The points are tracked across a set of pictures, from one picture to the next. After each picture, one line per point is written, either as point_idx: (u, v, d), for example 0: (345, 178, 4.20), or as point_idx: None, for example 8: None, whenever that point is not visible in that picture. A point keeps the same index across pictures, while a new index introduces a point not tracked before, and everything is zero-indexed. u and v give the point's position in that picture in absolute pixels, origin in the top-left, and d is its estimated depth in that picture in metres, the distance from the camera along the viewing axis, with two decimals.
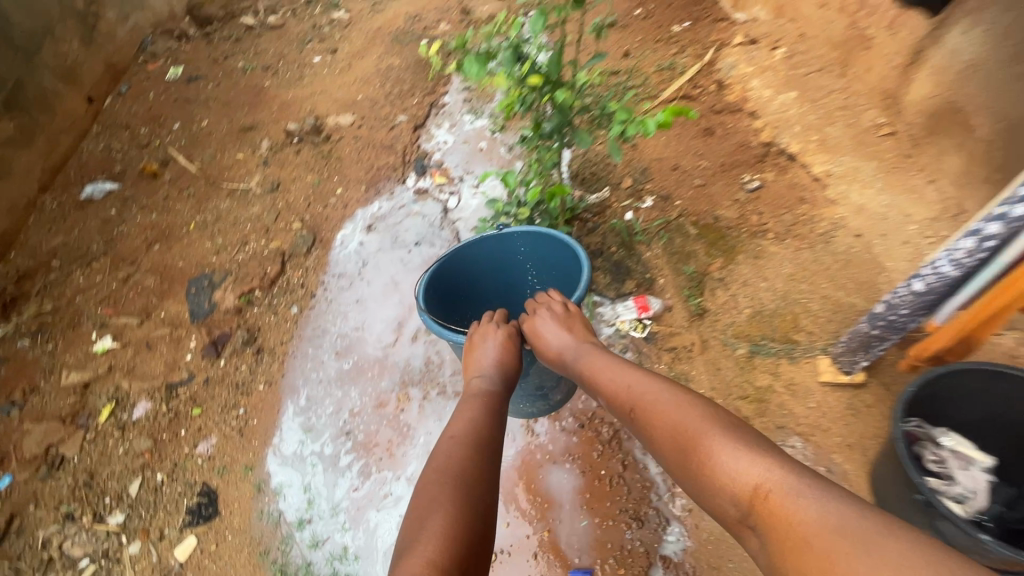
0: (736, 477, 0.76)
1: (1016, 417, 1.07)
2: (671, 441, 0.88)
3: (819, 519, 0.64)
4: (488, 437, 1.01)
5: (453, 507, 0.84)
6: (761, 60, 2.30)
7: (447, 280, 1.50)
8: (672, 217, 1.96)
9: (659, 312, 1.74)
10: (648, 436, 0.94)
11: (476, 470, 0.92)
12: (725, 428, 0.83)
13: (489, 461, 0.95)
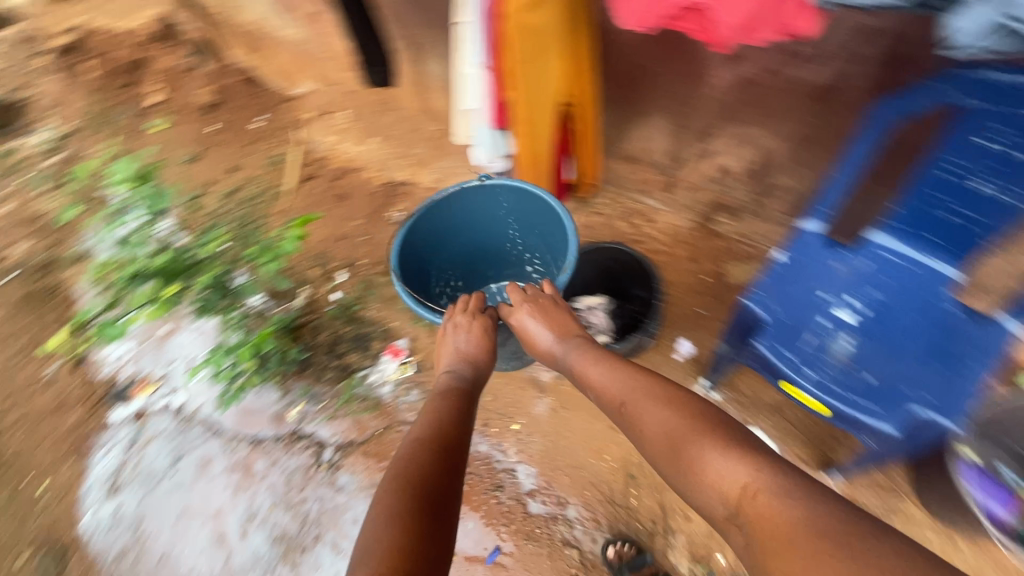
0: (723, 482, 0.85)
1: (594, 265, 1.78)
2: (666, 442, 0.98)
3: (803, 517, 0.73)
4: (446, 438, 1.12)
5: (407, 505, 0.92)
6: (337, 124, 2.76)
7: (422, 231, 1.64)
8: (365, 276, 2.41)
9: (410, 345, 2.23)
10: (643, 434, 1.05)
11: (431, 468, 1.01)
12: (711, 435, 0.93)
13: (446, 464, 1.04)
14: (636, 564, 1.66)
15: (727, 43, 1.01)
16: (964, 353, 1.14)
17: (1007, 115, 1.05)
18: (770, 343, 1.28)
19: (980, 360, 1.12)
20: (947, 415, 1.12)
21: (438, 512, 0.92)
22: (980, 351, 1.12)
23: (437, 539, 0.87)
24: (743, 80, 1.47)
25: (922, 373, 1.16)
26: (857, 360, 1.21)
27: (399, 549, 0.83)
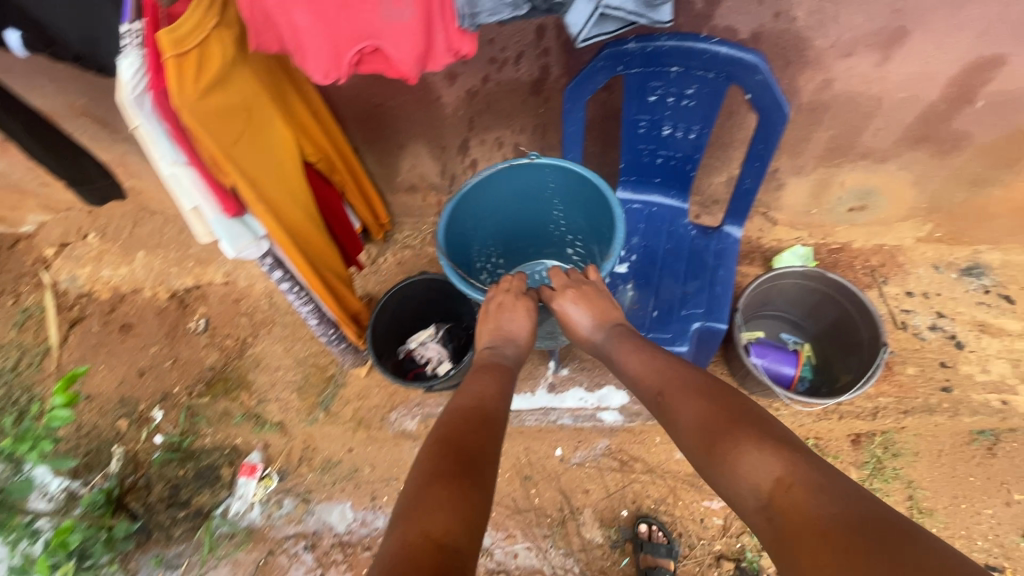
0: (755, 476, 0.85)
1: (414, 302, 1.74)
2: (712, 432, 0.95)
3: (840, 507, 0.74)
4: (480, 419, 1.11)
5: (444, 472, 0.94)
6: (92, 251, 2.39)
7: (467, 208, 1.47)
8: (184, 402, 2.14)
9: (265, 455, 2.00)
10: (683, 422, 1.02)
11: (471, 444, 1.02)
12: (746, 430, 0.92)
13: (485, 444, 1.04)
14: (658, 549, 1.68)
15: (415, 76, 1.06)
16: (710, 266, 1.37)
17: (661, 73, 1.15)
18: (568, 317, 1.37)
19: (723, 267, 1.35)
20: (716, 320, 1.31)
21: (472, 477, 0.94)
22: (720, 260, 1.36)
23: (476, 499, 0.90)
24: (469, 93, 1.56)
25: (688, 294, 1.34)
26: (641, 302, 1.36)
27: (435, 507, 0.86)
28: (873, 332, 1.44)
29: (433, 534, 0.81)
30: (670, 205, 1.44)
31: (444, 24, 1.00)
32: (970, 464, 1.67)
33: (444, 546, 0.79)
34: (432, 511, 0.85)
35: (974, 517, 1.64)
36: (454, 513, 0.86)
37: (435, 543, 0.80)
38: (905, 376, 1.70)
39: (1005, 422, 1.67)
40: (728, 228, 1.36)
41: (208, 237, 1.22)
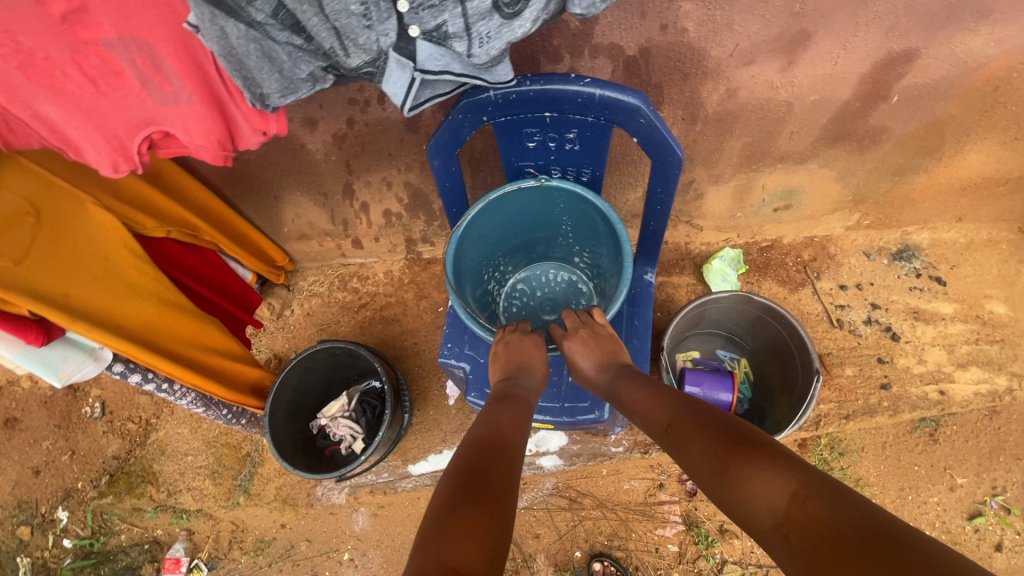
0: (773, 503, 0.69)
1: (317, 371, 1.58)
2: (716, 454, 0.79)
3: (863, 524, 0.61)
4: (504, 439, 0.91)
5: (459, 496, 0.77)
6: None
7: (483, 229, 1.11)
8: (89, 502, 1.91)
9: (189, 547, 1.82)
10: (687, 449, 0.85)
11: (492, 467, 0.84)
12: (758, 449, 0.76)
13: (509, 465, 0.85)
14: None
15: (225, 157, 0.87)
16: (626, 315, 1.23)
17: (537, 118, 0.98)
18: (476, 392, 1.22)
19: (638, 315, 1.21)
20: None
21: (493, 503, 0.76)
22: (635, 307, 1.22)
23: (499, 531, 0.72)
24: (337, 137, 1.34)
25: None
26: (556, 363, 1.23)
27: (456, 532, 0.70)
28: (802, 355, 1.37)
29: (456, 569, 0.65)
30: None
31: (238, 101, 0.80)
32: (913, 453, 1.66)
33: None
34: (452, 538, 0.69)
35: (920, 508, 1.63)
36: (476, 544, 0.69)
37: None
38: (844, 379, 1.67)
39: (945, 409, 1.66)
40: (640, 271, 1.24)
41: (22, 371, 1.01)
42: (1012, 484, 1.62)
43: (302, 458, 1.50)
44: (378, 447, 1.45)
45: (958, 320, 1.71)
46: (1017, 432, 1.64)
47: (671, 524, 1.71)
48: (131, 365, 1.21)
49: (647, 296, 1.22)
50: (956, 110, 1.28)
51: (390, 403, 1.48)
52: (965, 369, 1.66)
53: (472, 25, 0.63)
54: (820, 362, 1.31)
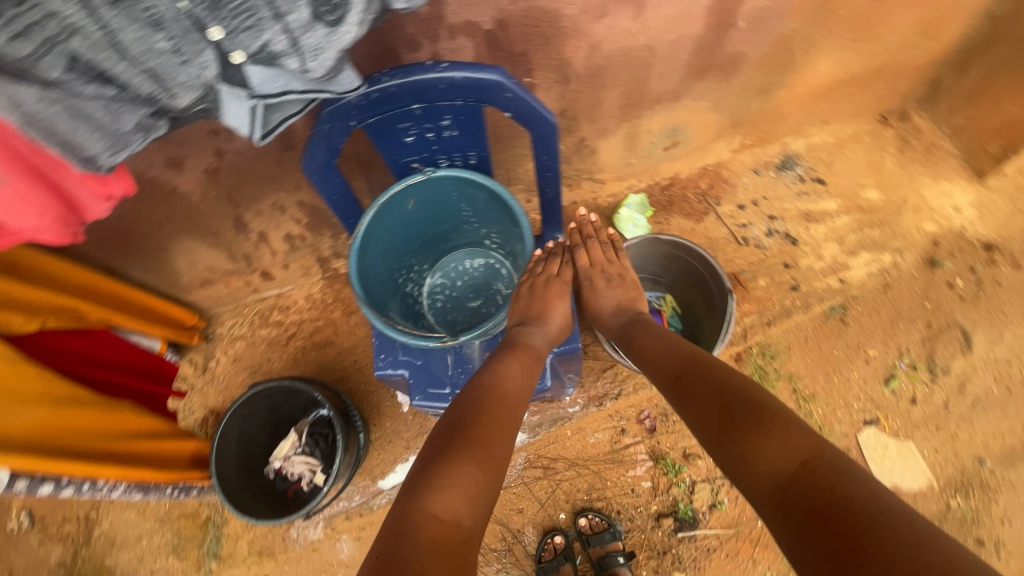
0: (770, 461, 0.76)
1: (256, 413, 1.51)
2: (729, 411, 0.87)
3: (860, 495, 0.66)
4: (511, 406, 1.05)
5: (451, 451, 0.92)
6: None
7: (383, 235, 1.08)
8: None
9: None
10: (702, 405, 0.94)
11: (491, 429, 0.99)
12: (766, 417, 0.82)
13: (503, 431, 1.00)
14: (604, 537, 1.72)
15: (72, 234, 0.81)
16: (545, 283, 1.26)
17: (405, 112, 0.95)
18: (421, 394, 1.20)
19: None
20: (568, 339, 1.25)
21: (484, 460, 0.92)
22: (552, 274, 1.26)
23: (485, 486, 0.89)
24: (210, 172, 1.25)
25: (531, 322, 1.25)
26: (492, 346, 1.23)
27: (447, 486, 0.86)
28: (714, 280, 1.47)
29: (443, 517, 0.82)
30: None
31: (64, 170, 0.73)
32: (831, 340, 1.83)
33: (451, 532, 0.80)
34: (443, 490, 0.85)
35: (845, 386, 1.82)
36: (465, 498, 0.85)
37: (441, 521, 0.81)
38: (760, 290, 1.81)
39: (848, 294, 1.84)
40: (550, 238, 1.27)
41: None
42: (913, 345, 1.83)
43: (264, 507, 1.45)
44: (338, 472, 1.42)
45: (843, 213, 1.88)
46: (909, 299, 1.85)
47: (640, 463, 1.80)
48: (38, 476, 1.10)
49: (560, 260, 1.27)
50: (798, 24, 1.37)
51: (339, 428, 1.43)
52: (856, 256, 1.84)
53: (298, 40, 0.61)
54: (730, 282, 1.42)
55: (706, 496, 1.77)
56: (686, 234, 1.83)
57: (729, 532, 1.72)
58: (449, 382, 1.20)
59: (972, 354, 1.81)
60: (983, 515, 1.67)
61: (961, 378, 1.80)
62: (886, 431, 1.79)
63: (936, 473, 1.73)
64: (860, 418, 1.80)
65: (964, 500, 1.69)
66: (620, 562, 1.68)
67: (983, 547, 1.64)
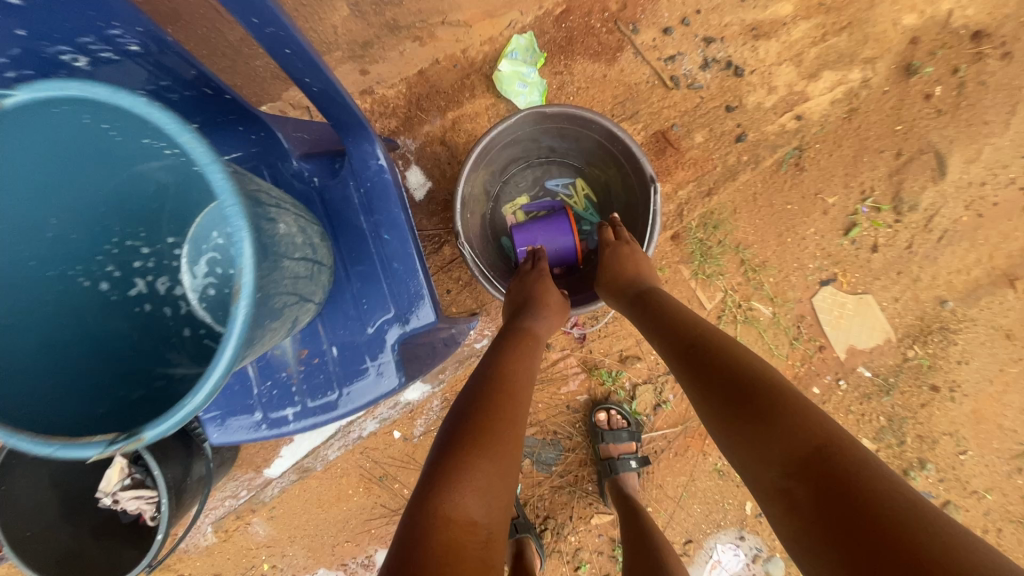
0: (794, 438, 0.68)
1: None
2: (739, 389, 0.78)
3: (886, 488, 0.60)
4: (511, 386, 0.96)
5: (454, 444, 0.84)
6: None
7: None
8: None
9: None
10: (705, 380, 0.83)
11: (493, 417, 0.89)
12: (777, 392, 0.74)
13: (505, 419, 0.90)
14: (620, 436, 1.50)
15: None
16: (370, 229, 0.79)
17: None
18: (219, 428, 0.81)
19: (385, 224, 0.78)
20: (419, 315, 0.79)
21: (496, 455, 0.84)
22: (377, 214, 0.78)
23: (500, 482, 0.83)
24: None
25: (359, 296, 0.79)
26: (309, 341, 0.81)
27: (458, 486, 0.79)
28: (633, 161, 1.11)
29: (454, 519, 0.75)
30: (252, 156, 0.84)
31: None
32: (783, 193, 1.49)
33: (468, 535, 0.75)
34: (453, 491, 0.78)
35: (799, 246, 1.53)
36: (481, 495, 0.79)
37: (456, 528, 0.75)
38: (696, 150, 1.41)
39: (804, 134, 1.45)
40: (360, 155, 0.76)
41: None
42: (877, 182, 1.51)
43: (109, 550, 1.16)
44: (172, 508, 1.07)
45: (800, 19, 1.39)
46: (877, 125, 1.47)
47: (573, 377, 1.55)
48: None
49: (387, 188, 0.78)
50: None
51: (153, 464, 1.03)
52: (817, 79, 1.41)
53: None
54: (651, 165, 1.07)
55: (649, 398, 1.56)
56: (596, 86, 1.36)
57: (677, 429, 1.57)
58: (256, 403, 0.81)
59: (944, 181, 1.50)
60: (941, 360, 1.53)
61: (930, 212, 1.52)
62: (843, 288, 1.56)
63: (894, 324, 1.55)
64: (815, 279, 1.55)
65: (922, 349, 1.53)
66: (631, 465, 1.52)
67: (937, 394, 1.53)
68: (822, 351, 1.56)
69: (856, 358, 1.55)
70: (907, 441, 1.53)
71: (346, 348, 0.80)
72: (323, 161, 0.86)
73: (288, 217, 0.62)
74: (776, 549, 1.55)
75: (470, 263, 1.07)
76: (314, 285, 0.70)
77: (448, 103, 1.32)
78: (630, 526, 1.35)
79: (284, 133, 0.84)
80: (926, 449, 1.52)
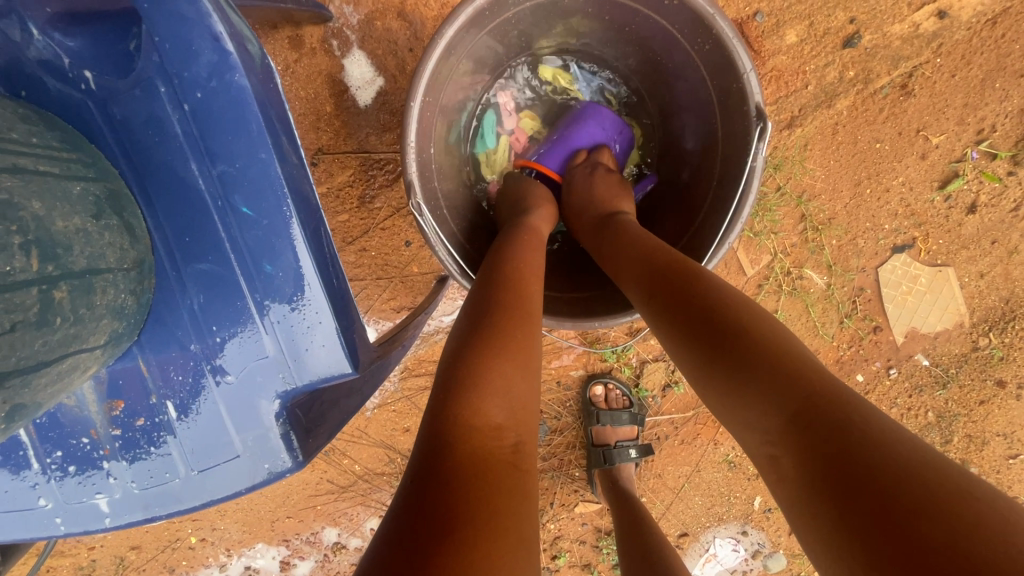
0: (810, 392, 0.46)
1: None
2: (719, 337, 0.53)
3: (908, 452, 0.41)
4: (528, 279, 0.63)
5: (452, 361, 0.54)
6: None
7: None
8: None
9: None
10: (673, 321, 0.58)
11: (497, 315, 0.58)
12: (772, 330, 0.52)
13: (521, 312, 0.59)
14: (620, 419, 1.22)
15: None
16: (216, 189, 0.50)
17: None
18: None
19: (239, 187, 0.49)
20: (306, 321, 0.52)
21: (519, 361, 0.55)
22: (222, 163, 0.49)
23: (527, 392, 0.54)
24: None
25: (203, 316, 0.51)
26: (125, 389, 0.51)
27: (472, 392, 0.51)
28: (720, 77, 0.68)
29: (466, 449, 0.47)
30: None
31: None
32: (876, 125, 1.09)
33: (498, 454, 0.48)
34: (457, 412, 0.49)
35: (879, 200, 1.16)
36: (502, 397, 0.52)
37: (469, 457, 0.47)
38: (781, 58, 1.03)
39: (927, 41, 1.05)
40: (190, 43, 0.46)
41: None
42: (1002, 119, 1.10)
43: None
44: None
45: None
46: None
47: (567, 350, 1.24)
48: None
49: (236, 105, 0.48)
50: None
51: None
52: None
53: None
54: (760, 86, 0.64)
55: (659, 378, 1.27)
56: None
57: (687, 415, 1.29)
58: (39, 488, 0.50)
59: None
60: (1017, 353, 1.25)
61: None
62: (921, 258, 1.21)
63: (972, 306, 1.24)
64: (889, 244, 1.20)
65: (998, 337, 1.24)
66: (630, 455, 1.24)
67: (1002, 390, 1.27)
68: (876, 333, 1.26)
69: (915, 344, 1.26)
70: (952, 440, 1.30)
71: (190, 399, 0.52)
72: (101, 32, 0.49)
73: None
74: (780, 545, 1.37)
75: (431, 241, 0.66)
76: (69, 328, 0.43)
77: None
78: (621, 519, 1.11)
79: None
80: (972, 451, 1.30)
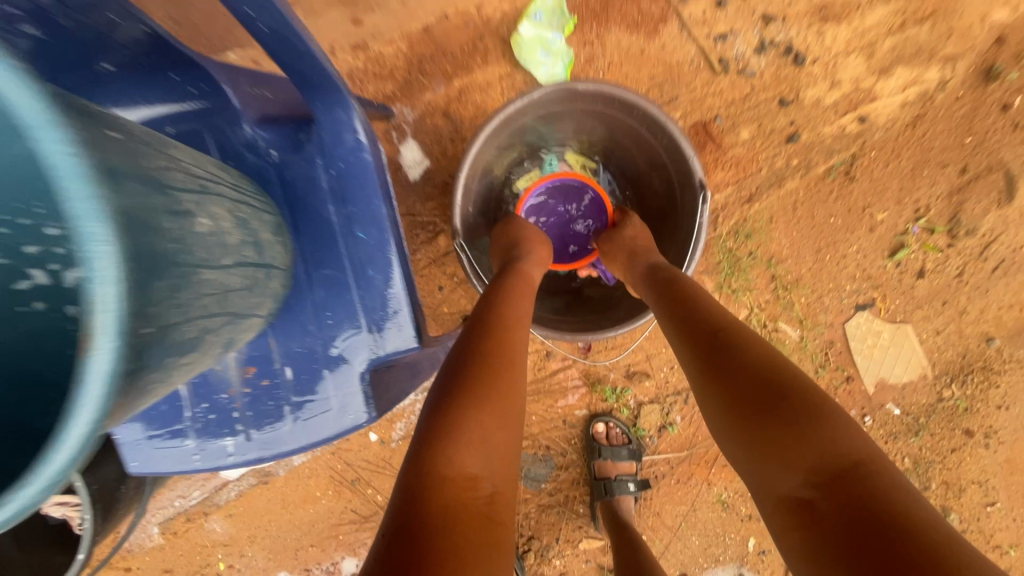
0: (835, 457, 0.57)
1: None
2: (762, 399, 0.64)
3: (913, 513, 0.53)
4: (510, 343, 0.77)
5: (441, 408, 0.68)
6: None
7: None
8: None
9: None
10: (713, 377, 0.70)
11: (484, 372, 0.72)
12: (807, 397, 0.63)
13: (503, 368, 0.73)
14: (619, 453, 1.36)
15: None
16: (343, 223, 0.73)
17: None
18: (137, 459, 0.69)
19: (359, 220, 0.72)
20: (393, 318, 0.73)
21: (496, 414, 0.69)
22: (350, 206, 0.72)
23: (502, 442, 0.68)
24: None
25: (323, 307, 0.73)
26: (259, 359, 0.71)
27: (452, 441, 0.65)
28: (677, 162, 0.93)
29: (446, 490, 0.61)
30: (198, 121, 0.75)
31: None
32: (828, 204, 1.33)
33: (474, 501, 0.61)
34: (444, 453, 0.63)
35: (837, 265, 1.36)
36: (477, 448, 0.65)
37: (449, 495, 0.61)
38: (741, 149, 1.29)
39: (860, 139, 1.30)
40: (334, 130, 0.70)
41: None
42: (933, 200, 1.33)
43: (34, 556, 1.02)
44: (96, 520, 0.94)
45: (876, 4, 1.25)
46: (944, 135, 1.30)
47: (572, 391, 1.40)
48: None
49: (361, 170, 0.72)
50: None
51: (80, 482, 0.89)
52: (889, 75, 1.27)
53: None
54: (702, 168, 0.89)
55: (655, 419, 1.41)
56: (631, 62, 1.21)
57: (681, 455, 1.42)
58: (187, 429, 0.69)
59: (1009, 205, 1.33)
60: (979, 403, 1.39)
61: (987, 238, 1.35)
62: (881, 315, 1.39)
63: (933, 359, 1.39)
64: (851, 302, 1.39)
65: (960, 389, 1.39)
66: (629, 489, 1.36)
67: (970, 439, 1.39)
68: (849, 383, 1.41)
69: (885, 393, 1.41)
70: (931, 486, 1.40)
71: (304, 368, 0.72)
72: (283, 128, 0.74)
73: (218, 207, 0.52)
74: None
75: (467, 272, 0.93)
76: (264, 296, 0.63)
77: (455, 68, 1.15)
78: (621, 554, 1.20)
79: (237, 97, 0.75)
80: (951, 497, 1.40)
